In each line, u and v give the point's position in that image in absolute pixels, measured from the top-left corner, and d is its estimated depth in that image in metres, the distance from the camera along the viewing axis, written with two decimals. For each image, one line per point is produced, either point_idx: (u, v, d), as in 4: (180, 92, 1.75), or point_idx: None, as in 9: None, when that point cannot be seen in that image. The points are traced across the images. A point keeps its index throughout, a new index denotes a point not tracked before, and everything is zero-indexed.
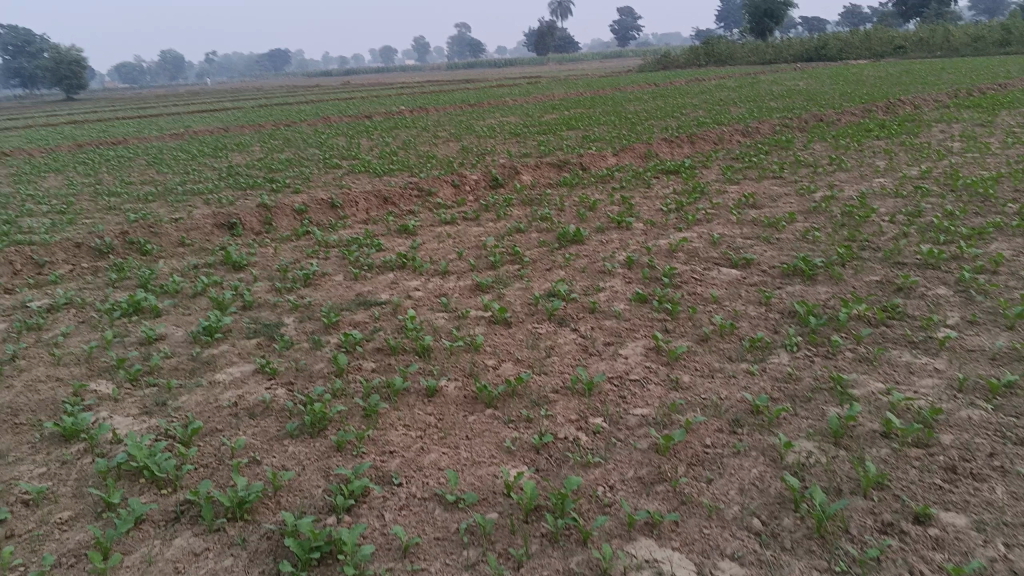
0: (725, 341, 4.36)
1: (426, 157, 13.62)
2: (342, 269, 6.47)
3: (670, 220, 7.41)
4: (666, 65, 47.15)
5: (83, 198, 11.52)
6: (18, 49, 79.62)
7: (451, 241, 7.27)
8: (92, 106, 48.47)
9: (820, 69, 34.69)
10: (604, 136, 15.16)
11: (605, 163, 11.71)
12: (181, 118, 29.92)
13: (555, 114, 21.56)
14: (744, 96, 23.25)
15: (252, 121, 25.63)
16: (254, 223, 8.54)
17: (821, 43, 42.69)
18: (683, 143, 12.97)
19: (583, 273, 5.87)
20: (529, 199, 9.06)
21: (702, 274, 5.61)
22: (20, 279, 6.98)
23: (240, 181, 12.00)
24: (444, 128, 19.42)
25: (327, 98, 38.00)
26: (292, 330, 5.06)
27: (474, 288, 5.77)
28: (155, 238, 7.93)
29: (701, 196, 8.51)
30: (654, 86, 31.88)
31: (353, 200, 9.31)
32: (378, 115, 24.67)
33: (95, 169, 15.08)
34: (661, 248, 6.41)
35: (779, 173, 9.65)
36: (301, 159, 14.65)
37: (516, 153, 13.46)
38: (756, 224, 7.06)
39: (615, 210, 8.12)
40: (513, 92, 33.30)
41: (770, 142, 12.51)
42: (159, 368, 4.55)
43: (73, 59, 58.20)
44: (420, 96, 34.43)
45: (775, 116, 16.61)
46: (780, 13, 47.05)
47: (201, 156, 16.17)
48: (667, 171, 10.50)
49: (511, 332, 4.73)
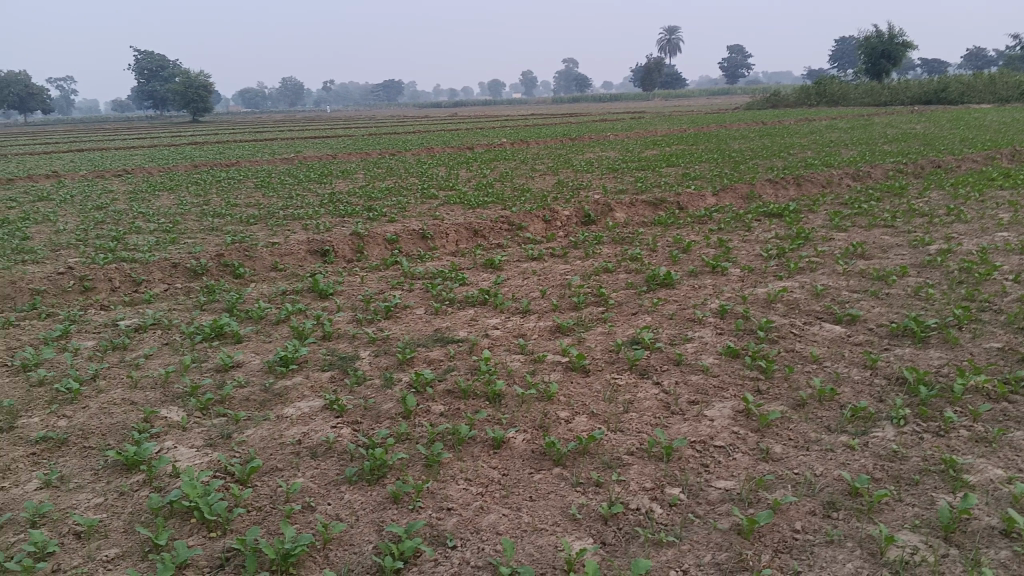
0: (822, 408, 3.99)
1: (522, 190, 13.53)
2: (424, 302, 6.36)
3: (769, 267, 7.02)
4: (775, 104, 46.07)
5: (189, 218, 11.90)
6: (150, 74, 84.54)
7: (537, 278, 7.08)
8: (211, 129, 50.78)
9: (940, 112, 33.10)
10: (705, 175, 14.76)
11: (704, 203, 11.33)
12: (291, 143, 30.99)
13: (657, 151, 21.22)
14: (856, 138, 22.34)
15: (358, 148, 26.29)
16: (344, 251, 8.56)
17: (942, 85, 40.86)
18: (787, 185, 12.46)
19: (671, 321, 5.57)
20: (621, 238, 8.80)
21: (801, 329, 5.23)
22: (117, 296, 7.16)
23: (337, 207, 12.16)
24: (542, 161, 19.37)
25: (432, 127, 38.73)
26: (365, 364, 4.94)
27: (555, 330, 5.54)
28: (247, 262, 8.03)
29: (804, 243, 8.06)
30: (761, 125, 31.07)
31: (444, 232, 9.26)
32: (479, 147, 24.88)
33: (204, 190, 15.63)
34: (757, 297, 6.04)
35: (891, 222, 9.07)
36: (399, 188, 14.80)
37: (612, 189, 13.22)
38: (862, 277, 6.60)
39: (710, 253, 7.77)
40: (615, 126, 33.11)
41: (882, 188, 11.87)
42: (230, 398, 4.50)
43: (199, 84, 61.39)
44: (522, 128, 34.63)
45: (889, 160, 15.84)
46: (899, 53, 45.36)
47: (304, 182, 16.56)
48: (769, 214, 10.06)
49: (589, 381, 4.47)
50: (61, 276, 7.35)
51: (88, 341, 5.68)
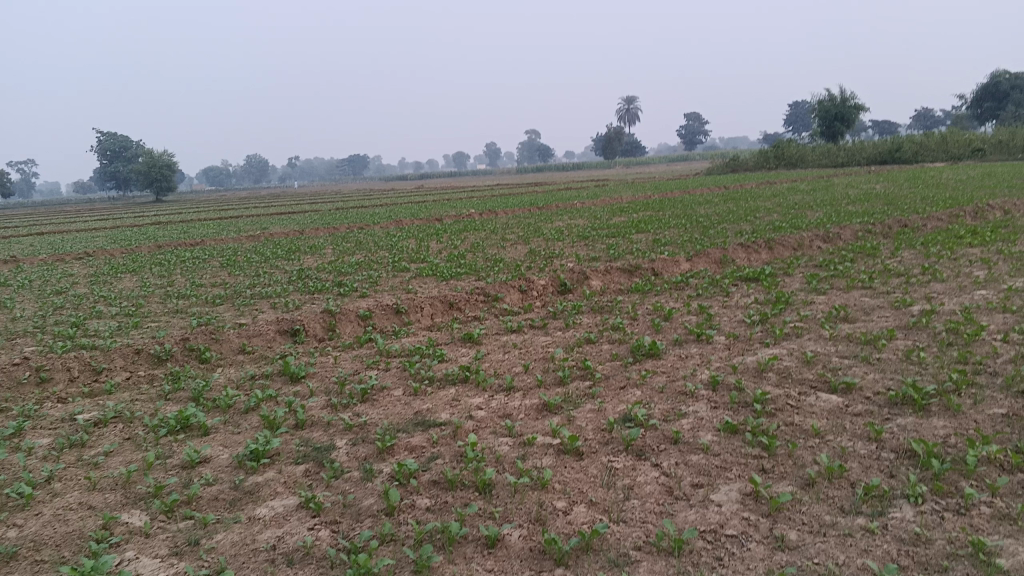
0: (833, 487, 3.77)
1: (494, 261, 13.40)
2: (402, 382, 6.09)
3: (754, 334, 6.87)
4: (736, 168, 46.96)
5: (152, 300, 11.55)
6: (114, 154, 84.30)
7: (518, 351, 6.86)
8: (175, 207, 50.52)
9: (897, 172, 33.87)
10: (677, 240, 14.76)
11: (679, 268, 11.26)
12: (258, 220, 30.80)
13: (625, 217, 21.33)
14: (820, 199, 22.65)
15: (325, 223, 26.15)
16: (316, 329, 8.28)
17: (896, 145, 41.97)
18: (760, 249, 12.46)
19: (661, 395, 5.36)
20: (600, 307, 8.63)
21: (798, 400, 5.04)
22: (75, 387, 6.78)
23: (307, 284, 11.90)
24: (512, 230, 19.33)
25: (398, 200, 38.84)
26: (343, 454, 4.64)
27: (542, 408, 5.29)
28: (214, 345, 7.72)
29: (786, 307, 7.95)
30: (724, 189, 31.50)
31: (418, 306, 9.04)
32: (448, 218, 24.86)
33: (169, 270, 15.28)
34: (747, 366, 5.86)
35: (869, 283, 9.02)
36: (369, 262, 14.60)
37: (585, 257, 13.14)
38: (851, 341, 6.47)
39: (692, 320, 7.61)
40: (582, 194, 33.41)
41: (854, 249, 11.90)
42: (197, 498, 4.18)
43: (163, 163, 61.29)
44: (489, 198, 34.82)
45: (856, 220, 15.99)
46: (852, 116, 46.66)
47: (271, 258, 16.29)
48: (746, 278, 9.98)
49: (583, 464, 4.22)
50: (16, 367, 6.98)
51: (43, 438, 5.32)
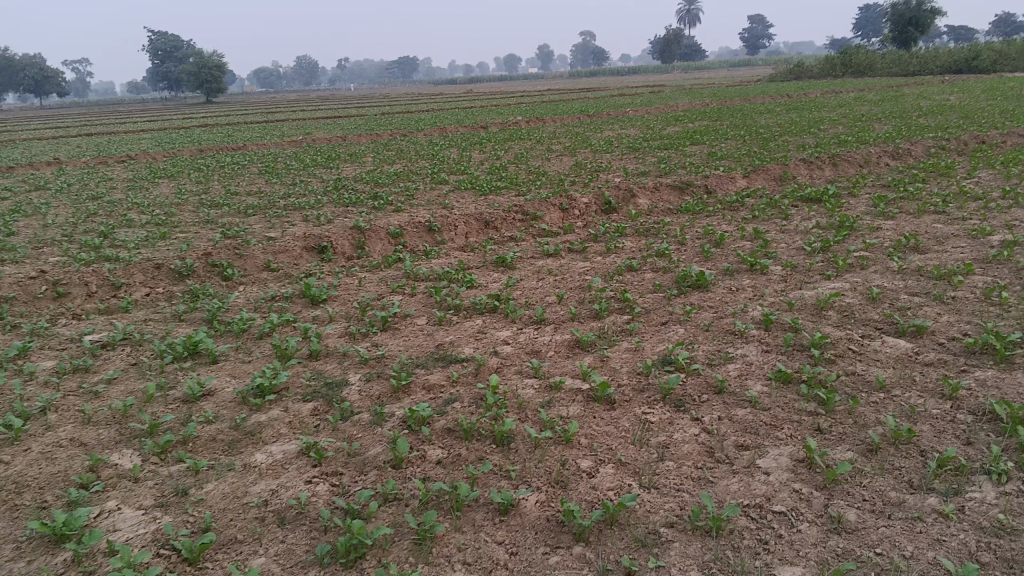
0: (899, 457, 3.28)
1: (537, 174, 12.79)
2: (427, 309, 5.68)
3: (813, 264, 6.27)
4: (798, 75, 44.80)
5: (185, 209, 11.26)
6: (165, 55, 83.91)
7: (554, 278, 6.38)
8: (223, 110, 50.34)
9: (971, 83, 31.91)
10: (732, 154, 13.95)
11: (734, 185, 10.55)
12: (304, 125, 30.38)
13: (679, 127, 20.38)
14: (888, 111, 21.36)
15: (370, 129, 25.61)
16: (344, 247, 7.89)
17: (972, 54, 39.50)
18: (823, 167, 11.64)
19: (708, 335, 4.85)
20: (646, 229, 8.06)
21: (861, 346, 4.49)
22: (92, 303, 6.52)
23: (342, 196, 11.48)
24: (559, 141, 18.60)
25: (446, 106, 37.98)
26: (354, 392, 4.27)
27: (574, 345, 4.84)
28: (238, 261, 7.38)
29: (849, 234, 7.29)
30: (786, 98, 29.97)
31: (452, 224, 8.58)
32: (494, 126, 24.09)
33: (207, 177, 15.01)
34: (805, 303, 5.31)
35: (942, 208, 8.27)
36: (408, 172, 14.09)
37: (633, 171, 12.48)
38: (922, 276, 5.85)
39: (745, 247, 7.02)
40: (635, 101, 32.19)
41: (926, 168, 11.03)
42: (194, 438, 3.85)
43: (213, 64, 60.85)
44: (540, 105, 33.82)
45: (928, 136, 14.94)
46: (926, 23, 43.92)
47: (311, 167, 15.88)
48: (806, 200, 9.27)
49: (614, 416, 3.77)
50: (33, 281, 6.73)
51: (48, 361, 5.04)
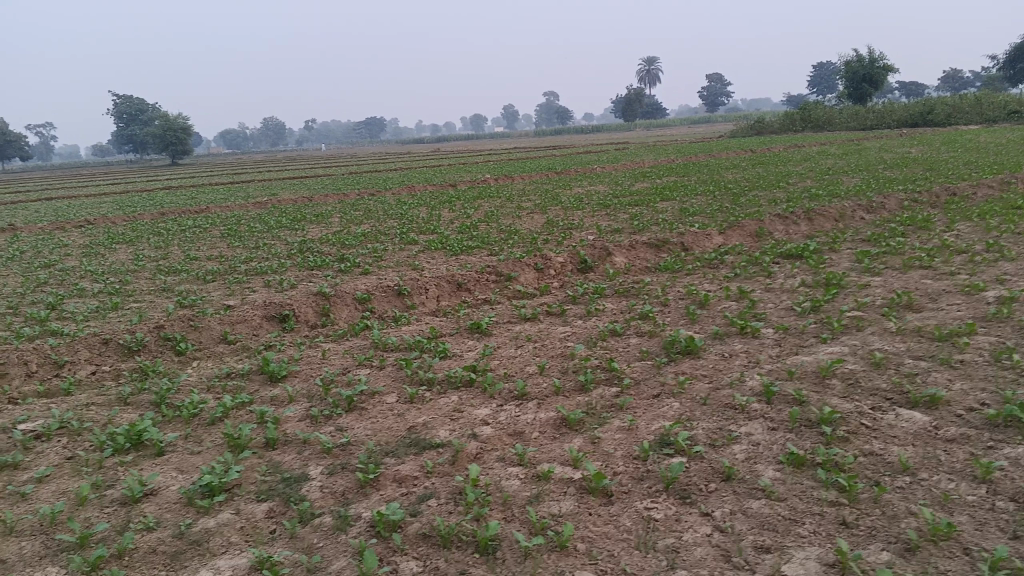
0: (942, 558, 2.86)
1: (508, 232, 12.45)
2: (397, 384, 5.21)
3: (807, 326, 5.93)
4: (760, 131, 45.49)
5: (140, 276, 10.71)
6: (129, 118, 83.44)
7: (533, 346, 5.96)
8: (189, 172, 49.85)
9: (929, 136, 32.55)
10: (705, 209, 13.78)
11: (712, 242, 10.28)
12: (269, 186, 29.96)
13: (648, 183, 20.31)
14: (853, 165, 21.51)
15: (336, 189, 25.27)
16: (308, 315, 7.41)
17: (927, 107, 40.44)
18: (799, 221, 11.46)
19: (706, 409, 4.45)
20: (626, 289, 7.70)
21: (875, 420, 4.11)
22: (30, 384, 5.95)
23: (306, 259, 11.01)
24: (529, 198, 18.40)
25: (413, 165, 37.86)
26: (317, 488, 3.78)
27: (561, 424, 4.40)
28: (193, 333, 6.86)
29: (839, 292, 6.99)
30: (751, 152, 30.25)
31: (422, 287, 8.16)
32: (463, 184, 23.88)
33: (166, 241, 14.46)
34: (806, 370, 4.93)
35: (928, 263, 8.03)
36: (375, 233, 13.68)
37: (607, 228, 12.21)
38: (922, 337, 5.52)
39: (733, 308, 6.68)
40: (603, 157, 32.35)
41: (902, 221, 10.87)
42: (130, 550, 3.33)
43: (179, 126, 60.49)
44: (508, 163, 33.84)
45: (898, 188, 14.93)
46: (881, 78, 45.06)
47: (274, 228, 15.41)
48: (787, 257, 9.00)
49: (613, 513, 3.33)
50: None
51: None
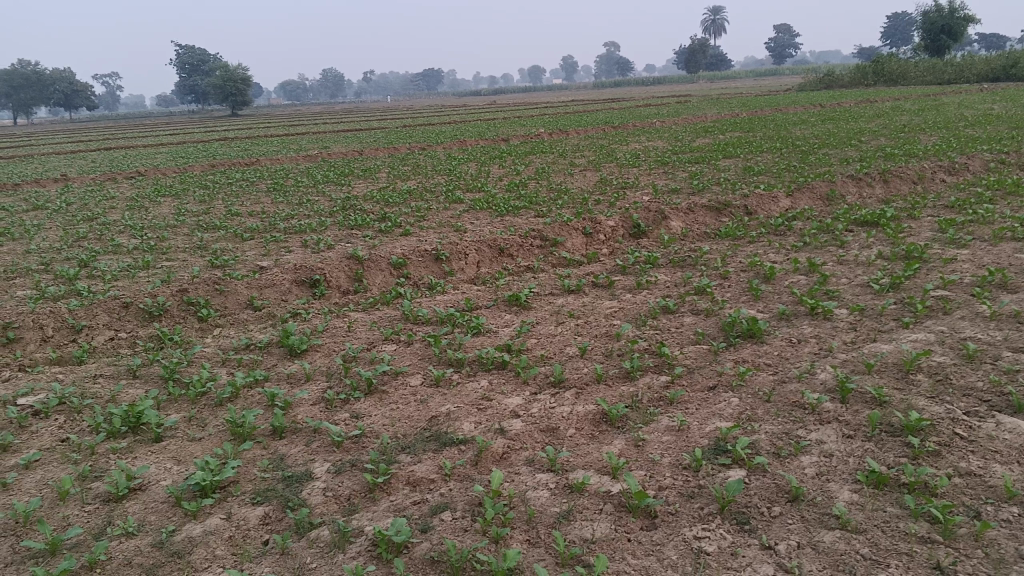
0: None
1: (559, 192, 11.83)
2: (423, 364, 4.73)
3: (886, 308, 5.27)
4: (829, 85, 43.57)
5: (179, 233, 10.41)
6: (191, 68, 84.03)
7: (575, 323, 5.42)
8: (245, 123, 49.86)
9: (1012, 91, 30.63)
10: (769, 169, 12.95)
11: (777, 205, 9.54)
12: (322, 138, 29.65)
13: (709, 139, 19.39)
14: (930, 122, 20.22)
15: (388, 142, 24.81)
16: (339, 280, 6.98)
17: (1011, 60, 38.10)
18: (872, 184, 10.61)
19: (770, 409, 3.88)
20: (682, 259, 7.08)
21: (970, 430, 3.50)
22: (42, 351, 5.63)
23: (348, 217, 10.59)
24: (583, 154, 17.68)
25: (467, 118, 37.17)
26: (319, 491, 3.34)
27: (601, 421, 3.88)
28: (217, 298, 6.48)
29: (921, 267, 6.27)
30: (819, 107, 28.86)
31: (462, 251, 7.65)
32: (516, 139, 23.18)
33: (212, 195, 14.19)
34: (886, 363, 4.31)
35: (1022, 234, 7.22)
36: (421, 190, 13.19)
37: (664, 188, 11.51)
38: (1022, 324, 4.82)
39: (800, 284, 6.03)
40: (662, 112, 31.23)
41: (988, 185, 9.97)
42: (101, 561, 2.93)
43: (239, 77, 60.64)
44: (564, 116, 32.96)
45: (981, 148, 13.84)
46: (960, 29, 42.58)
47: (321, 183, 15.04)
48: (861, 224, 8.25)
49: (656, 542, 2.81)
50: None
51: None
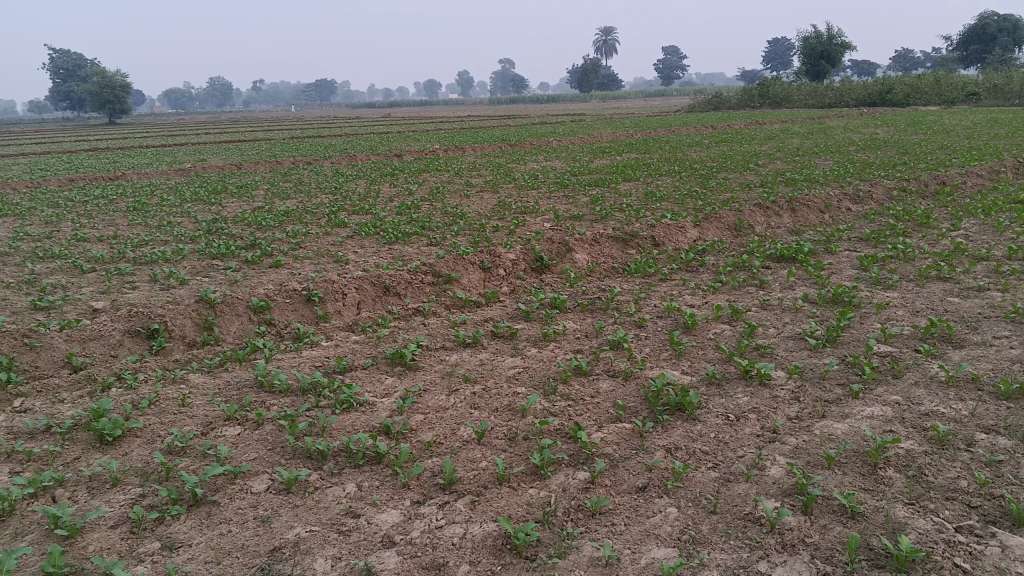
0: None
1: (454, 215, 10.92)
2: (272, 460, 3.67)
3: (828, 370, 4.54)
4: (718, 106, 44.38)
5: (9, 262, 8.90)
6: (66, 72, 79.02)
7: (470, 391, 4.47)
8: (119, 132, 46.85)
9: (890, 116, 31.77)
10: (672, 193, 12.44)
11: (686, 236, 8.89)
12: (202, 150, 27.79)
13: (608, 159, 18.93)
14: (822, 145, 20.39)
15: (273, 156, 23.32)
16: (186, 330, 5.80)
17: (886, 87, 39.65)
18: (780, 212, 10.15)
19: (718, 525, 3.02)
20: (592, 301, 6.25)
21: (974, 561, 2.72)
22: None
23: (213, 244, 9.33)
24: (478, 172, 16.86)
25: (360, 131, 35.84)
26: None
27: (504, 549, 2.94)
28: (24, 356, 5.19)
29: (854, 316, 5.61)
30: (711, 129, 29.02)
31: (339, 291, 6.59)
32: (410, 154, 22.12)
33: (61, 215, 12.56)
34: (847, 451, 3.54)
35: (949, 273, 6.74)
36: (301, 211, 11.98)
37: (565, 214, 10.76)
38: (985, 392, 4.16)
39: (727, 336, 5.26)
40: (558, 130, 30.80)
41: (897, 216, 9.60)
42: None
43: (120, 83, 57.20)
44: (459, 132, 32.16)
45: (878, 174, 13.74)
46: (838, 56, 44.27)
47: (189, 202, 13.59)
48: (777, 259, 7.64)
49: None
50: None
51: None
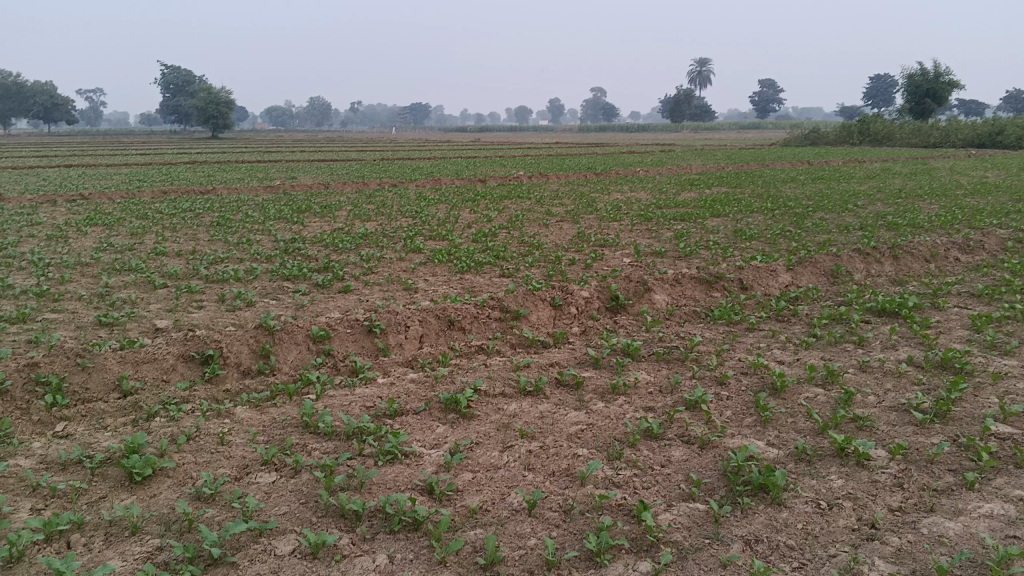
0: None
1: (531, 246, 10.57)
2: (302, 517, 3.34)
3: (936, 454, 3.96)
4: (815, 142, 42.99)
5: (87, 274, 8.96)
6: (176, 87, 82.58)
7: (527, 449, 4.06)
8: (219, 147, 48.45)
9: (1000, 159, 30.06)
10: (763, 232, 11.82)
11: (776, 280, 8.30)
12: (292, 168, 28.33)
13: (696, 193, 18.33)
14: (927, 188, 19.30)
15: (360, 176, 23.53)
16: (242, 357, 5.58)
17: (997, 128, 37.64)
18: (880, 259, 9.44)
19: None
20: (669, 350, 5.77)
21: None
22: None
23: (286, 265, 9.21)
24: (561, 201, 16.52)
25: (448, 155, 36.04)
26: None
27: None
28: (75, 376, 5.03)
29: (967, 386, 4.98)
30: (806, 166, 27.97)
31: (402, 323, 6.29)
32: (494, 180, 21.96)
33: (147, 228, 12.75)
34: (963, 560, 2.98)
35: None
36: (378, 234, 11.83)
37: (647, 250, 10.28)
38: None
39: (819, 401, 4.72)
40: (646, 160, 30.25)
41: (1012, 270, 8.79)
42: None
43: (224, 100, 59.32)
44: (546, 158, 31.97)
45: (990, 222, 12.79)
46: (945, 94, 42.38)
47: (271, 220, 13.64)
48: (877, 313, 7.00)
49: None
50: None
51: None
